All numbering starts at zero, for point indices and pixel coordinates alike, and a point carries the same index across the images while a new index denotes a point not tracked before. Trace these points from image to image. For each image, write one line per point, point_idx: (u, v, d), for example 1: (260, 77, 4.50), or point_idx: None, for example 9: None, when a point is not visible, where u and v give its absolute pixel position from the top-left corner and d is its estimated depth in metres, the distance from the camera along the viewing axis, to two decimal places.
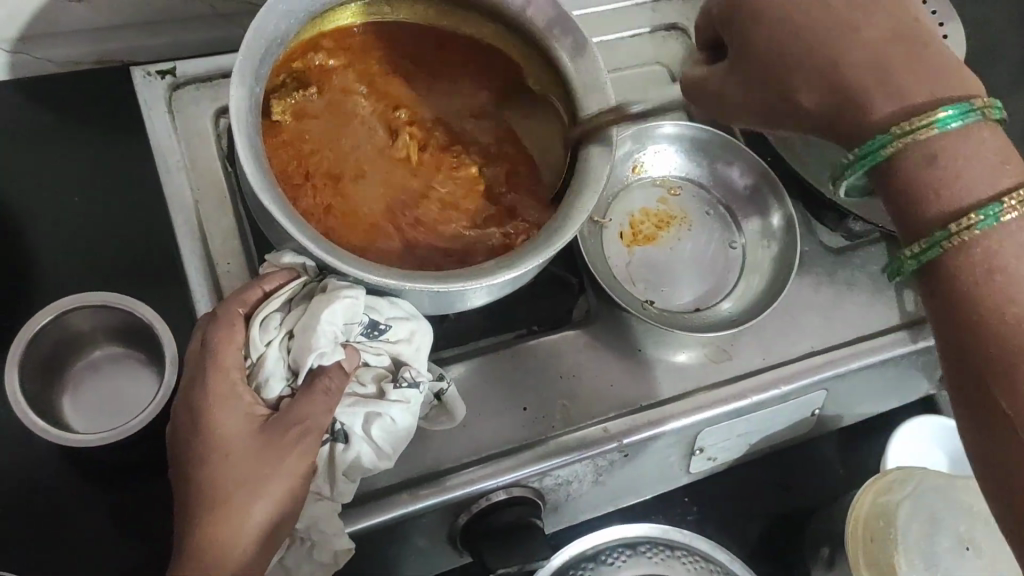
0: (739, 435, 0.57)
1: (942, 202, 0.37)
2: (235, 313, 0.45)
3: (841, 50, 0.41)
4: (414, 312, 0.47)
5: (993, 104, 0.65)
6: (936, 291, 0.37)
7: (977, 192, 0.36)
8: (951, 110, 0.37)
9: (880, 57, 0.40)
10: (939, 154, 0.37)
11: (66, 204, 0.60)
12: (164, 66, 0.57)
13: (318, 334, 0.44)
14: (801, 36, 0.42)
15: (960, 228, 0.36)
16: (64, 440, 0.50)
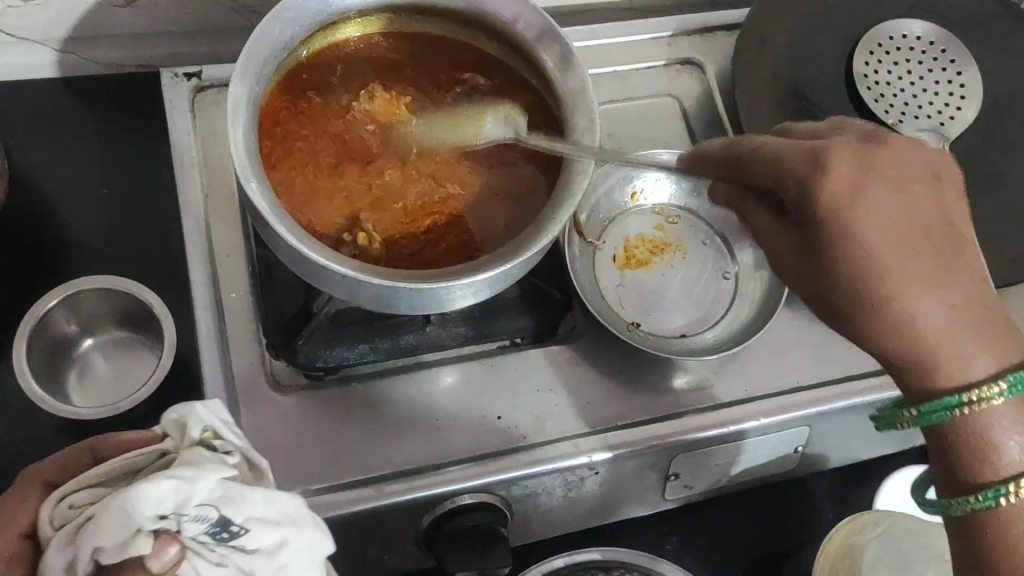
0: (717, 465, 0.57)
1: (988, 471, 0.39)
2: (34, 486, 0.40)
3: (892, 235, 0.39)
4: (287, 520, 0.39)
5: (1010, 153, 0.64)
6: (970, 544, 0.39)
7: (1007, 457, 0.38)
8: (1018, 379, 0.38)
9: (899, 233, 0.39)
10: (965, 426, 0.39)
11: (96, 197, 0.65)
12: (191, 69, 0.60)
13: (114, 523, 0.33)
14: (881, 217, 0.39)
15: (1012, 491, 0.38)
16: (62, 413, 0.53)
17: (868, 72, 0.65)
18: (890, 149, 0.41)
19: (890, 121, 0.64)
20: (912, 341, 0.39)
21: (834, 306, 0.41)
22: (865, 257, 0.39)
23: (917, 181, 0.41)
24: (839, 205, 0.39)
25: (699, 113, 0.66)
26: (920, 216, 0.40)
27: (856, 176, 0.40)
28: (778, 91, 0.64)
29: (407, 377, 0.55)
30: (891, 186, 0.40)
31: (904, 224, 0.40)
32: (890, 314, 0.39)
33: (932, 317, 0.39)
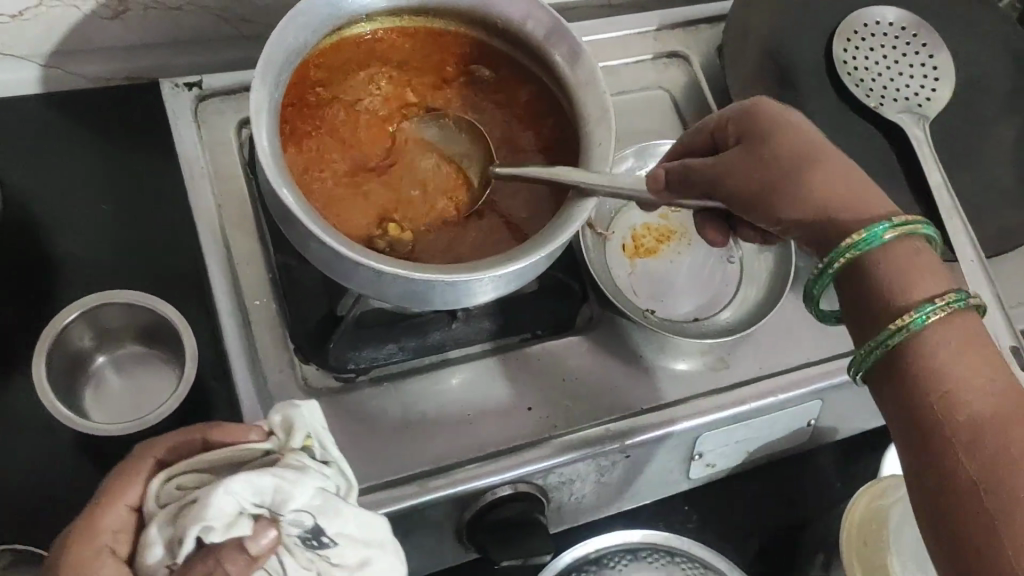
0: (737, 441, 0.59)
1: (895, 306, 0.37)
2: (147, 460, 0.43)
3: (796, 138, 0.43)
4: (375, 542, 0.44)
5: (983, 130, 0.68)
6: (903, 406, 0.36)
7: (926, 291, 0.37)
8: (877, 230, 0.38)
9: (804, 146, 0.42)
10: (883, 266, 0.38)
11: (92, 212, 0.63)
12: (192, 79, 0.59)
13: (215, 502, 0.37)
14: (788, 130, 0.43)
15: (938, 309, 0.36)
16: (87, 429, 0.52)
17: (846, 59, 0.68)
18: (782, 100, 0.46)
19: (872, 105, 0.66)
20: (823, 194, 0.41)
21: (774, 212, 0.42)
22: (794, 143, 0.43)
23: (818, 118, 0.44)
24: (771, 116, 0.44)
25: (690, 104, 0.68)
26: (817, 133, 0.43)
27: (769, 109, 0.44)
28: (766, 79, 0.66)
29: (434, 374, 0.55)
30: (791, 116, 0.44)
31: (811, 137, 0.43)
32: (772, 198, 0.42)
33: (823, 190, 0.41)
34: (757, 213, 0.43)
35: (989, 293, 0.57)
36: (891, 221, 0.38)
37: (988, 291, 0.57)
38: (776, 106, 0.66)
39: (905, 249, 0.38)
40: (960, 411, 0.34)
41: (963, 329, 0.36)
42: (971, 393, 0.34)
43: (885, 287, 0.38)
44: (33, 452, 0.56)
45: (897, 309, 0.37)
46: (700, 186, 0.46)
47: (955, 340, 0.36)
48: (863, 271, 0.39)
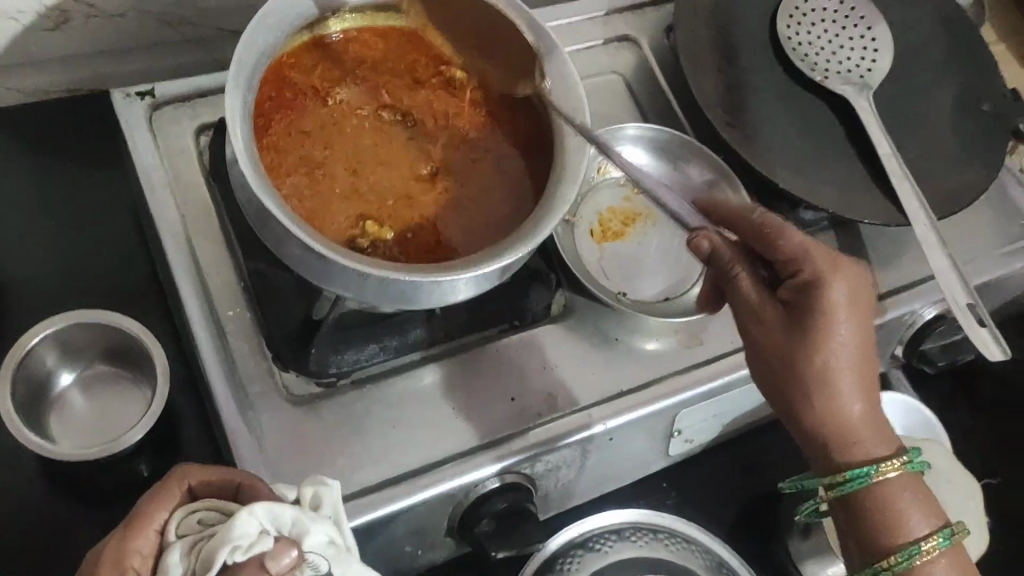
0: (713, 415, 0.61)
1: (889, 543, 0.48)
2: (179, 488, 0.43)
3: (832, 369, 0.46)
4: None
5: (923, 97, 0.70)
6: None
7: (919, 525, 0.48)
8: (859, 472, 0.47)
9: (829, 372, 0.46)
10: (873, 501, 0.48)
11: (43, 231, 0.62)
12: (143, 87, 0.58)
13: (238, 524, 0.38)
14: (836, 349, 0.46)
15: (926, 548, 0.47)
16: (60, 455, 0.51)
17: (790, 35, 0.70)
18: (846, 279, 0.46)
19: (817, 79, 0.68)
20: (834, 426, 0.47)
21: (789, 400, 0.48)
22: (835, 356, 0.46)
23: (859, 317, 0.46)
24: (841, 311, 0.46)
25: (642, 87, 0.69)
26: (852, 350, 0.46)
27: (841, 310, 0.46)
28: (717, 60, 0.67)
29: (416, 372, 0.55)
30: (850, 312, 0.46)
31: (847, 354, 0.46)
32: (802, 397, 0.47)
33: (858, 414, 0.47)
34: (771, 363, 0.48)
35: (943, 256, 0.58)
36: (879, 464, 0.47)
37: (942, 254, 0.58)
38: (728, 84, 0.67)
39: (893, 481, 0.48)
40: None
41: (951, 554, 0.49)
42: None
43: (876, 524, 0.48)
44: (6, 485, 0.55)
45: (886, 551, 0.48)
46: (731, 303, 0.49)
47: (946, 567, 0.48)
48: (851, 492, 0.48)
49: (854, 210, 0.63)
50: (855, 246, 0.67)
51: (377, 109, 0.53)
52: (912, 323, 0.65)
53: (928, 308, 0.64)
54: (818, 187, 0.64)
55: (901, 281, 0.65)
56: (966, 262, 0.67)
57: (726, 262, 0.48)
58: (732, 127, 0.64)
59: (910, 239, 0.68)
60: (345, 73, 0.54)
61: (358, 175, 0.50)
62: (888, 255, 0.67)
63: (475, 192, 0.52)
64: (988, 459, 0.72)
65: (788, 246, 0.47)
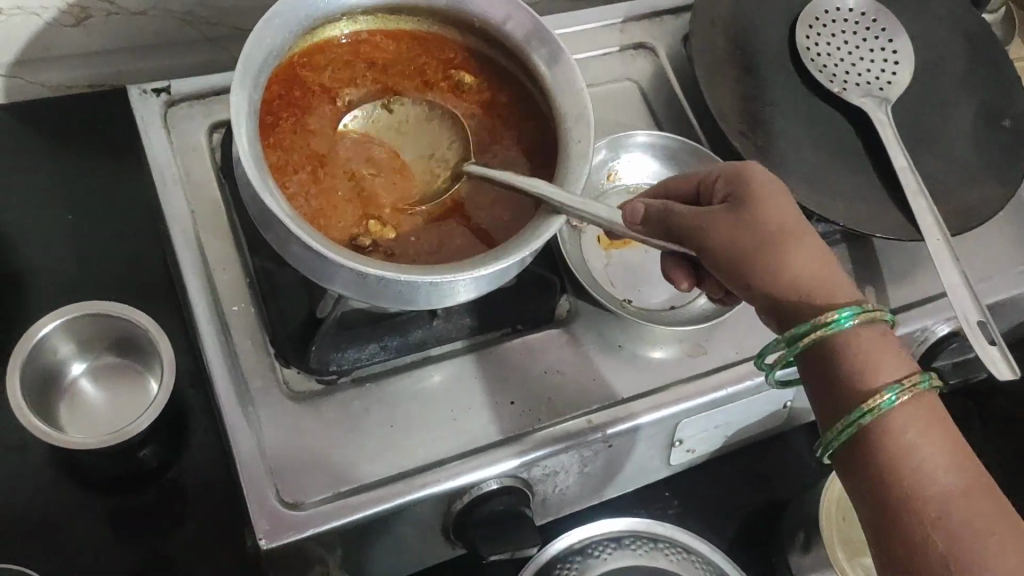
0: (716, 426, 0.60)
1: (861, 387, 0.40)
2: None
3: (766, 232, 0.43)
4: None
5: (943, 111, 0.69)
6: (878, 497, 0.38)
7: (890, 371, 0.40)
8: (844, 312, 0.40)
9: (767, 234, 0.43)
10: (845, 344, 0.40)
11: (61, 223, 0.63)
12: (159, 84, 0.59)
13: None
14: (764, 212, 0.44)
15: (905, 388, 0.39)
16: (66, 443, 0.51)
17: (809, 46, 0.69)
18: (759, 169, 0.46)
19: (835, 90, 0.68)
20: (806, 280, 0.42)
21: (746, 258, 0.43)
22: (771, 222, 0.43)
23: (782, 198, 0.45)
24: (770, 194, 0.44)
25: (657, 94, 0.69)
26: (781, 218, 0.44)
27: (764, 191, 0.44)
28: (733, 69, 0.67)
29: (417, 372, 0.56)
30: (774, 194, 0.45)
31: (778, 223, 0.44)
32: (754, 268, 0.43)
33: (801, 269, 0.42)
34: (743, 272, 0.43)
35: (957, 271, 0.56)
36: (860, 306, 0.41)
37: (956, 270, 0.56)
38: (743, 93, 0.66)
39: (868, 336, 0.41)
40: (928, 486, 0.37)
41: (924, 411, 0.39)
42: (932, 466, 0.38)
43: (853, 372, 0.40)
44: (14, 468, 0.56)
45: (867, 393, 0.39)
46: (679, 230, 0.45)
47: (915, 418, 0.39)
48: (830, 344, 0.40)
49: (867, 223, 0.62)
50: (868, 260, 0.66)
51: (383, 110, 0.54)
52: (924, 339, 0.64)
53: (940, 324, 0.63)
54: (831, 200, 0.64)
55: (914, 296, 0.64)
56: (981, 279, 0.66)
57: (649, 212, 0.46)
58: (745, 136, 0.64)
59: (924, 255, 0.67)
60: (353, 74, 0.54)
61: (362, 175, 0.51)
62: (901, 270, 0.66)
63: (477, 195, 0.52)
64: (1000, 481, 0.70)
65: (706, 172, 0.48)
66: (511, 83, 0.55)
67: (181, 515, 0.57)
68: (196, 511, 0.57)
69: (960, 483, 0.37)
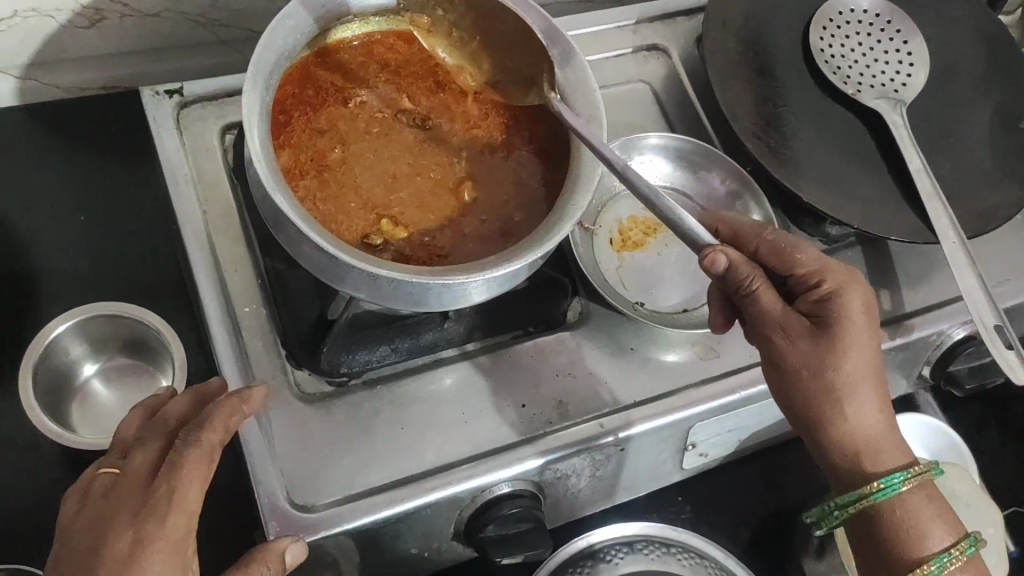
0: (729, 430, 0.60)
1: (914, 547, 0.49)
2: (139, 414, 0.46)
3: (847, 371, 0.47)
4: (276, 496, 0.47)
5: (958, 114, 0.68)
6: None
7: (939, 538, 0.49)
8: (892, 479, 0.48)
9: (842, 372, 0.47)
10: (894, 507, 0.49)
11: (74, 224, 0.63)
12: (172, 86, 0.59)
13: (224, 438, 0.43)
14: (844, 352, 0.47)
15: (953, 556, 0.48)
16: (76, 444, 0.51)
17: (823, 48, 0.69)
18: (859, 293, 0.49)
19: (849, 92, 0.67)
20: (862, 436, 0.49)
21: (824, 387, 0.48)
22: (853, 358, 0.47)
23: (867, 327, 0.48)
24: (852, 328, 0.48)
25: (671, 95, 0.69)
26: (858, 355, 0.48)
27: (857, 328, 0.48)
28: (746, 71, 0.67)
29: (428, 375, 0.55)
30: (865, 328, 0.48)
31: (855, 351, 0.47)
32: (820, 385, 0.48)
33: (863, 411, 0.48)
34: (784, 387, 0.49)
35: (972, 275, 0.57)
36: (909, 471, 0.48)
37: (971, 274, 0.57)
38: (757, 95, 0.66)
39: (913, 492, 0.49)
40: None
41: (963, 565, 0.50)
42: None
43: (907, 536, 0.49)
44: (26, 469, 0.56)
45: (920, 560, 0.48)
46: (769, 323, 0.47)
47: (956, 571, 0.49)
48: (876, 505, 0.49)
49: (882, 225, 0.62)
50: (883, 263, 0.65)
51: (395, 110, 0.54)
52: (940, 343, 0.64)
53: (957, 329, 0.63)
54: (845, 202, 0.63)
55: (929, 300, 0.64)
56: (998, 283, 0.66)
57: (743, 279, 0.46)
58: (759, 138, 0.64)
59: (940, 258, 0.66)
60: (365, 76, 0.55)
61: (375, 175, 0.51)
62: (917, 273, 0.65)
63: (491, 195, 0.52)
64: (1015, 487, 0.69)
65: (805, 263, 0.50)
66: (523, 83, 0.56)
67: None
68: None
69: None
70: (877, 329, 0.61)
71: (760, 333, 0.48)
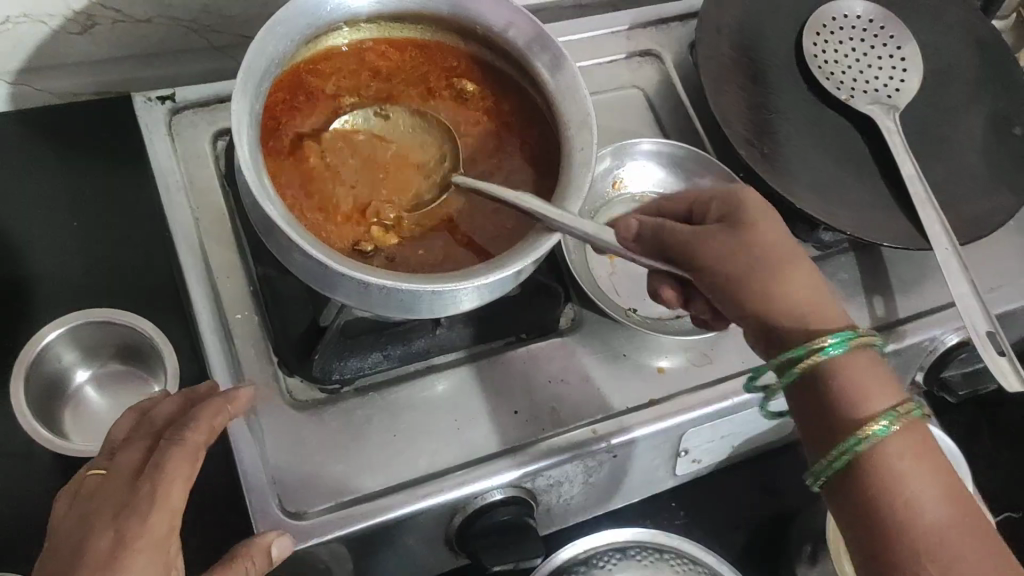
0: (722, 436, 0.60)
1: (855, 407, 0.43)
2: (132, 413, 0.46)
3: (760, 257, 0.46)
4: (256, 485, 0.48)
5: (951, 120, 0.68)
6: (855, 487, 0.42)
7: (883, 398, 0.43)
8: (837, 339, 0.44)
9: (761, 263, 0.46)
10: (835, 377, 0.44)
11: (67, 231, 0.63)
12: (164, 92, 0.59)
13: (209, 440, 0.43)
14: (751, 240, 0.46)
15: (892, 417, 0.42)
16: (67, 451, 0.51)
17: (816, 53, 0.69)
18: (750, 193, 0.49)
19: (842, 97, 0.67)
20: (803, 322, 0.45)
21: (747, 280, 0.46)
22: (760, 245, 0.46)
23: (773, 222, 0.47)
24: (752, 214, 0.48)
25: (664, 101, 0.69)
26: (771, 245, 0.46)
27: (754, 215, 0.48)
28: (740, 77, 0.67)
29: (420, 381, 0.55)
30: (759, 213, 0.48)
31: (763, 241, 0.46)
32: (750, 282, 0.46)
33: (794, 295, 0.46)
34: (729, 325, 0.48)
35: (965, 280, 0.57)
36: (855, 334, 0.44)
37: (964, 279, 0.57)
38: (750, 101, 0.66)
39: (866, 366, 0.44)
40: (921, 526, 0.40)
41: (914, 433, 0.43)
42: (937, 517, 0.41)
43: (844, 395, 0.43)
44: (18, 476, 0.56)
45: (862, 423, 0.42)
46: (676, 244, 0.47)
47: (913, 454, 0.42)
48: (817, 381, 0.44)
49: (875, 231, 0.62)
50: (876, 269, 0.66)
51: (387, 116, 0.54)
52: (933, 349, 0.63)
53: (950, 334, 0.63)
54: (838, 207, 0.63)
55: (923, 306, 0.64)
56: (991, 288, 0.66)
57: (645, 229, 0.48)
58: (752, 144, 0.64)
59: (933, 264, 0.67)
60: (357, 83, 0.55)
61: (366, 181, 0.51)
62: (910, 279, 0.65)
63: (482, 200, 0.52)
64: (1008, 492, 0.70)
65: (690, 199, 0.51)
66: (515, 88, 0.55)
67: (186, 524, 0.56)
68: (201, 520, 0.57)
69: (947, 518, 0.41)
70: (870, 335, 0.62)
71: (682, 268, 0.48)
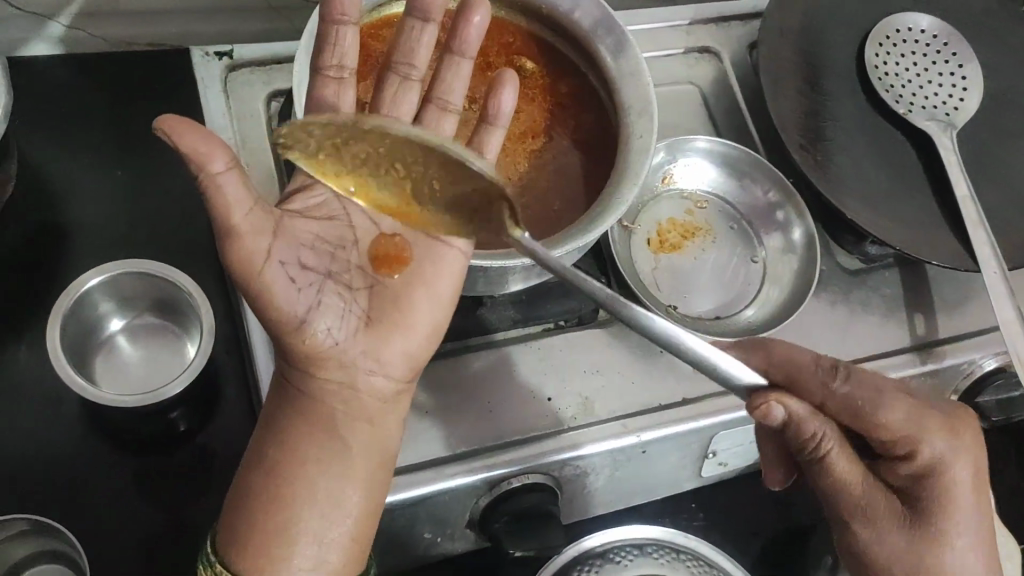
0: (751, 441, 0.59)
1: None
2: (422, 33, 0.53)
3: (953, 562, 0.46)
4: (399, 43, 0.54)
5: (1009, 143, 0.67)
6: None
7: None
8: None
9: (959, 561, 0.46)
10: None
11: (109, 178, 0.63)
12: (222, 48, 0.60)
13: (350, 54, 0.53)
14: (956, 538, 0.46)
15: None
16: (99, 395, 0.51)
17: (878, 64, 0.68)
18: (959, 467, 0.46)
19: (901, 111, 0.66)
20: None
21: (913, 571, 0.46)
22: (954, 549, 0.46)
23: (969, 504, 0.46)
24: (954, 497, 0.46)
25: (719, 100, 0.68)
26: (964, 538, 0.46)
27: (960, 500, 0.46)
28: (798, 81, 0.66)
29: (454, 360, 0.55)
30: (966, 502, 0.46)
31: (960, 538, 0.46)
32: None
33: None
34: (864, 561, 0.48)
35: (1012, 308, 0.56)
36: None
37: (1010, 306, 0.57)
38: (807, 107, 0.65)
39: None
40: None
41: None
42: None
43: None
44: (42, 416, 0.56)
45: None
46: (839, 496, 0.47)
47: None
48: None
49: (922, 249, 0.61)
50: (920, 287, 0.65)
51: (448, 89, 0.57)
52: (969, 374, 0.62)
53: (990, 359, 0.62)
54: (887, 221, 0.62)
55: (964, 329, 0.63)
56: None
57: (820, 449, 0.45)
58: (806, 150, 0.63)
59: (978, 287, 0.65)
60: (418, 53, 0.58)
61: None
62: (953, 300, 0.64)
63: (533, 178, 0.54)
64: None
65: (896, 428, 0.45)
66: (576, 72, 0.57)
67: (205, 486, 0.56)
68: (220, 480, 0.56)
69: None
70: (908, 352, 0.61)
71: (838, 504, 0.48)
